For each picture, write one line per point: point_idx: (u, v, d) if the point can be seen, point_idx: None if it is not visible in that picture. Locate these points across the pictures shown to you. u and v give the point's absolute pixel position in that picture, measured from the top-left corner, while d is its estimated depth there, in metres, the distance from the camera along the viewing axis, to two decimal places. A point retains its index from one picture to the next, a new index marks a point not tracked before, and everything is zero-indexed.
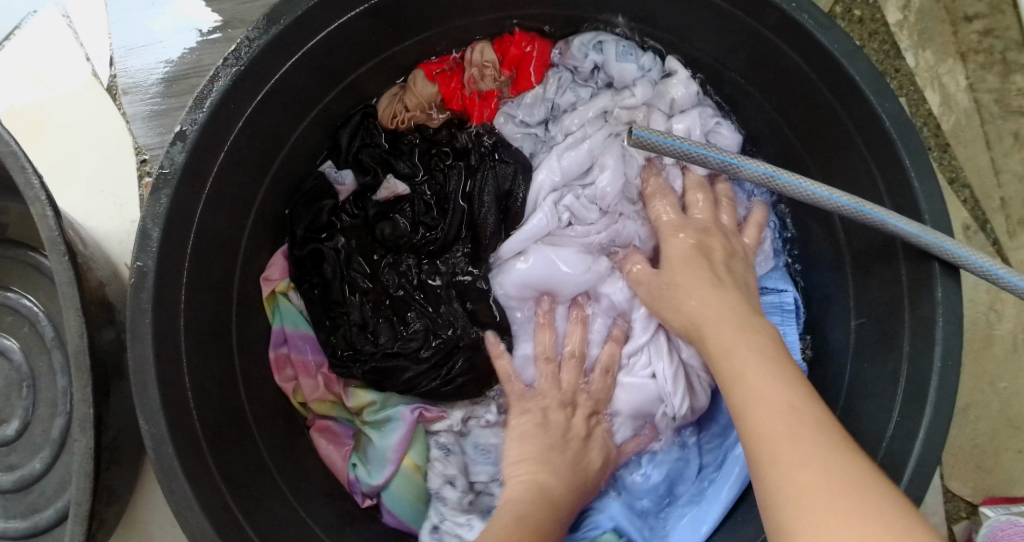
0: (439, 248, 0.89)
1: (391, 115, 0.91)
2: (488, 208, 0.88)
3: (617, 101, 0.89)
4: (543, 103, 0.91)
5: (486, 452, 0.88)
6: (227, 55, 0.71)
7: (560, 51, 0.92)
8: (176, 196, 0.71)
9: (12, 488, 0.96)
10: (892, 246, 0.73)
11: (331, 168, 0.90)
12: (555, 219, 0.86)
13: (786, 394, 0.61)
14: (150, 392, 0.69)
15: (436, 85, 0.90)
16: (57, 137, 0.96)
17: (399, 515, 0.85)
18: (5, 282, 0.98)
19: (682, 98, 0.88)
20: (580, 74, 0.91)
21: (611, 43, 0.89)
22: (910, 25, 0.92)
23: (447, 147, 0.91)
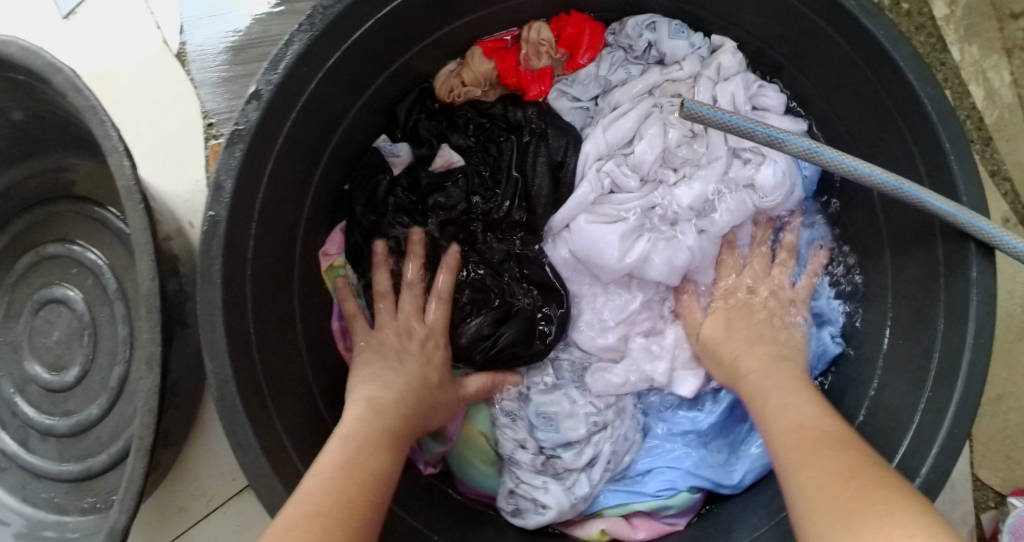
0: (492, 217, 0.92)
1: (448, 90, 0.93)
2: (535, 171, 0.92)
3: (665, 75, 0.92)
4: (595, 80, 0.94)
5: (551, 419, 0.90)
6: (302, 20, 0.74)
7: (616, 30, 0.94)
8: (248, 152, 0.74)
9: (68, 432, 1.01)
10: (931, 226, 0.75)
11: (387, 143, 0.93)
12: (599, 187, 0.90)
13: (807, 407, 0.71)
14: (216, 336, 0.73)
15: (492, 61, 0.93)
16: (130, 101, 1.01)
17: (472, 480, 0.91)
18: (70, 236, 1.03)
19: (730, 66, 0.90)
20: (633, 52, 0.94)
21: (663, 24, 0.92)
22: (956, 20, 0.94)
23: (500, 116, 0.94)
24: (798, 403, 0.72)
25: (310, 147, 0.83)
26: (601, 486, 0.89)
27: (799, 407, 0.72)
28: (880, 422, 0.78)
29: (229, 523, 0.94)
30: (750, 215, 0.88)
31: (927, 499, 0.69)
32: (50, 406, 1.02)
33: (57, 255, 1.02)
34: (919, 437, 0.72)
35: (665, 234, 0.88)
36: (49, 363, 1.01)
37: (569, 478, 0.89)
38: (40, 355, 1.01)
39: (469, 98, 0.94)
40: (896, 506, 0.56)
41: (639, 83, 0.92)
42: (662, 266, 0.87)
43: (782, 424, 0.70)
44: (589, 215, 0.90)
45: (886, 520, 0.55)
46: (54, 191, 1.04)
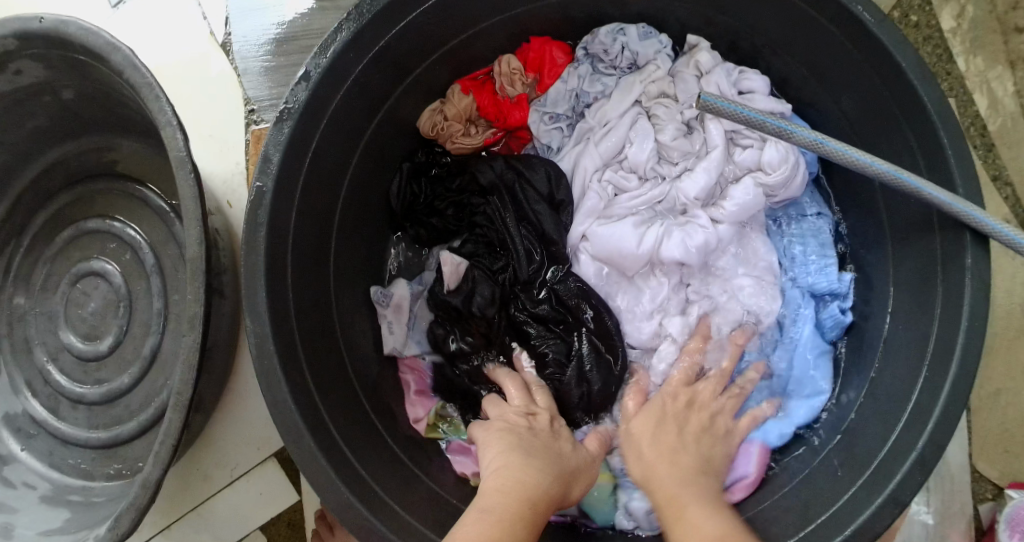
0: (525, 274, 0.95)
1: (431, 125, 0.98)
2: (536, 210, 0.95)
3: (643, 80, 0.97)
4: (570, 95, 0.98)
5: None
6: (350, 11, 0.80)
7: (586, 43, 0.98)
8: (295, 129, 0.79)
9: (99, 400, 1.04)
10: (929, 217, 0.79)
11: (379, 291, 0.97)
12: (605, 195, 0.95)
13: (715, 518, 0.68)
14: (258, 298, 0.76)
15: (471, 96, 0.98)
16: (176, 86, 1.06)
17: (599, 511, 0.88)
18: (111, 213, 1.07)
19: (703, 62, 0.95)
20: (604, 62, 0.98)
21: (632, 28, 0.96)
22: (963, 32, 0.99)
23: (479, 174, 0.97)
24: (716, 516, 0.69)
25: (350, 131, 0.88)
26: None
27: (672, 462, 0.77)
28: (880, 402, 0.81)
29: (252, 492, 0.97)
30: (761, 204, 0.91)
31: (923, 472, 0.72)
32: (82, 375, 1.05)
33: (97, 230, 1.06)
34: (916, 415, 0.75)
35: (680, 222, 0.91)
36: (84, 333, 1.05)
37: None
38: (76, 326, 1.05)
39: (451, 133, 0.98)
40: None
41: (618, 96, 0.97)
42: (678, 245, 0.89)
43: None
44: (597, 223, 0.93)
45: None
46: (97, 169, 1.09)
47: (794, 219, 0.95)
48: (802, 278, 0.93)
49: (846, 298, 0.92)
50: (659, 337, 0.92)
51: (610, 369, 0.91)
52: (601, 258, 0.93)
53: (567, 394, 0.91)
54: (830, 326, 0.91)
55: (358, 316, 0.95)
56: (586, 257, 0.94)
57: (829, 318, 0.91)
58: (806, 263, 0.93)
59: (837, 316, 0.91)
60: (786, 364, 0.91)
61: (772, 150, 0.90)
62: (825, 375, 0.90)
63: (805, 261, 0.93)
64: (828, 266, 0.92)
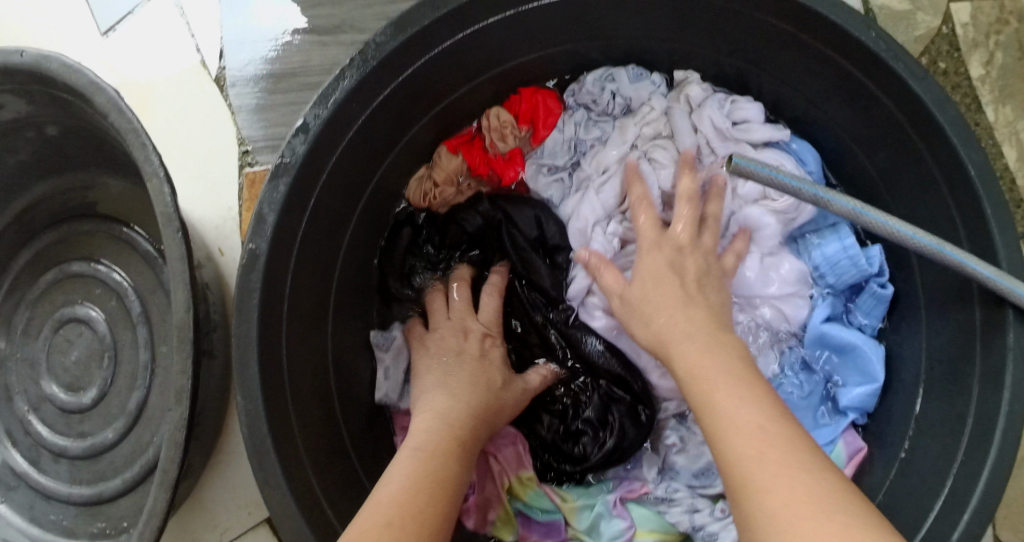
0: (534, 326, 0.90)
1: (422, 194, 0.93)
2: (524, 255, 0.90)
3: (636, 122, 0.91)
4: (568, 145, 0.93)
5: (702, 469, 0.84)
6: (354, 56, 0.74)
7: (573, 90, 0.94)
8: (292, 186, 0.73)
9: (82, 454, 0.99)
10: (969, 289, 0.75)
11: (379, 334, 0.92)
12: (610, 248, 0.87)
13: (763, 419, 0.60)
14: (251, 369, 0.71)
15: (461, 156, 0.93)
16: (163, 121, 1.01)
17: None
18: (96, 255, 1.02)
19: (697, 97, 0.90)
20: (597, 108, 0.93)
21: (621, 70, 0.92)
22: (991, 81, 0.96)
23: (473, 219, 0.91)
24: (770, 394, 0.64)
25: (353, 180, 0.83)
26: None
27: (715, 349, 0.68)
28: (914, 483, 0.77)
29: None
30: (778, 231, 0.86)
31: None
32: (65, 427, 1.00)
33: (81, 274, 1.01)
34: (953, 502, 0.71)
35: None
36: (67, 383, 1.00)
37: None
38: (58, 375, 1.00)
39: (445, 199, 0.93)
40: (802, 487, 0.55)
41: (614, 141, 0.91)
42: None
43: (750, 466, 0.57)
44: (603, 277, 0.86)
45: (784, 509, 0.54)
46: (79, 208, 1.03)
47: (812, 234, 0.89)
48: (834, 278, 0.86)
49: (880, 271, 0.86)
50: None
51: (636, 416, 0.86)
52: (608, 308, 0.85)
53: (592, 441, 0.87)
54: (870, 307, 0.86)
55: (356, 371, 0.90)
56: (593, 309, 0.86)
57: (871, 297, 0.85)
58: (835, 262, 0.85)
59: (877, 294, 0.85)
60: (836, 352, 0.85)
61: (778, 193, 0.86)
62: (878, 362, 0.84)
63: (838, 262, 0.85)
64: (848, 243, 0.85)
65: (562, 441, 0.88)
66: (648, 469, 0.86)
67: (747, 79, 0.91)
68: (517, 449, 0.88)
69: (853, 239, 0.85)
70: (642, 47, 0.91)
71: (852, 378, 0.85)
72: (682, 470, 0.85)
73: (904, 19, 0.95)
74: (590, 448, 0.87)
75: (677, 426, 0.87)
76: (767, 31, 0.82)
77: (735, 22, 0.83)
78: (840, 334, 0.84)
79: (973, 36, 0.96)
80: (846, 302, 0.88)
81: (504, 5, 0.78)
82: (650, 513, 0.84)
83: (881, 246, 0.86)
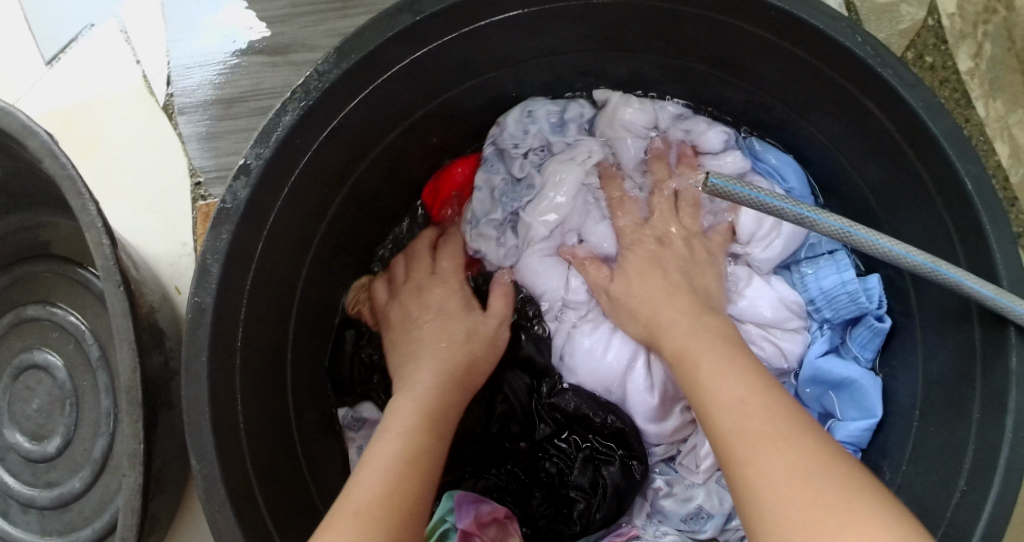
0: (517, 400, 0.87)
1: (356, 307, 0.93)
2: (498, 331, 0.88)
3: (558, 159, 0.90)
4: (492, 198, 0.91)
5: (696, 514, 0.81)
6: (295, 88, 0.69)
7: (493, 137, 0.92)
8: (237, 232, 0.69)
9: (50, 505, 0.96)
10: (968, 306, 0.70)
11: (349, 415, 0.90)
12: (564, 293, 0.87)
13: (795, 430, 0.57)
14: (203, 434, 0.67)
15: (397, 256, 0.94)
16: (111, 154, 0.96)
17: None
18: (51, 298, 0.98)
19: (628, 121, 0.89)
20: (512, 154, 0.91)
21: (539, 109, 0.90)
22: (981, 74, 0.91)
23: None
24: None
25: (306, 219, 0.79)
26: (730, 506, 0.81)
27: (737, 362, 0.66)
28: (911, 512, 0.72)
29: None
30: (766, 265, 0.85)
31: None
32: (31, 477, 0.96)
33: (37, 318, 0.97)
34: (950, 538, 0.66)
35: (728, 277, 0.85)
36: (29, 432, 0.96)
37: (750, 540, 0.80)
38: (21, 423, 0.96)
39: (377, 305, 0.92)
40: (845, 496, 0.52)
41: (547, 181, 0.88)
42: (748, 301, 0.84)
43: (719, 400, 0.62)
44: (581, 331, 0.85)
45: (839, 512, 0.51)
46: (34, 249, 1.00)
47: (806, 261, 0.86)
48: (831, 311, 0.83)
49: (879, 304, 0.82)
50: (681, 430, 0.83)
51: (629, 473, 0.81)
52: (584, 362, 0.84)
53: (583, 498, 0.81)
54: (866, 341, 0.82)
55: (317, 417, 0.86)
56: (571, 366, 0.85)
57: (866, 330, 0.81)
58: (832, 296, 0.83)
59: (875, 328, 0.81)
60: (833, 388, 0.81)
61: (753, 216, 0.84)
62: (876, 396, 0.80)
63: (835, 296, 0.83)
64: (846, 276, 0.83)
65: (555, 521, 0.82)
66: (637, 512, 0.84)
67: (722, 86, 0.86)
68: (501, 522, 0.80)
69: (851, 272, 0.83)
70: (608, 57, 0.86)
71: (849, 413, 0.81)
72: (671, 513, 0.82)
73: (887, 12, 0.91)
74: (587, 518, 0.80)
75: (665, 469, 0.85)
76: (743, 38, 0.77)
77: (708, 27, 0.77)
78: (835, 368, 0.80)
79: (960, 27, 0.91)
80: (840, 335, 0.84)
81: (456, 22, 0.73)
82: None
83: (879, 275, 0.82)
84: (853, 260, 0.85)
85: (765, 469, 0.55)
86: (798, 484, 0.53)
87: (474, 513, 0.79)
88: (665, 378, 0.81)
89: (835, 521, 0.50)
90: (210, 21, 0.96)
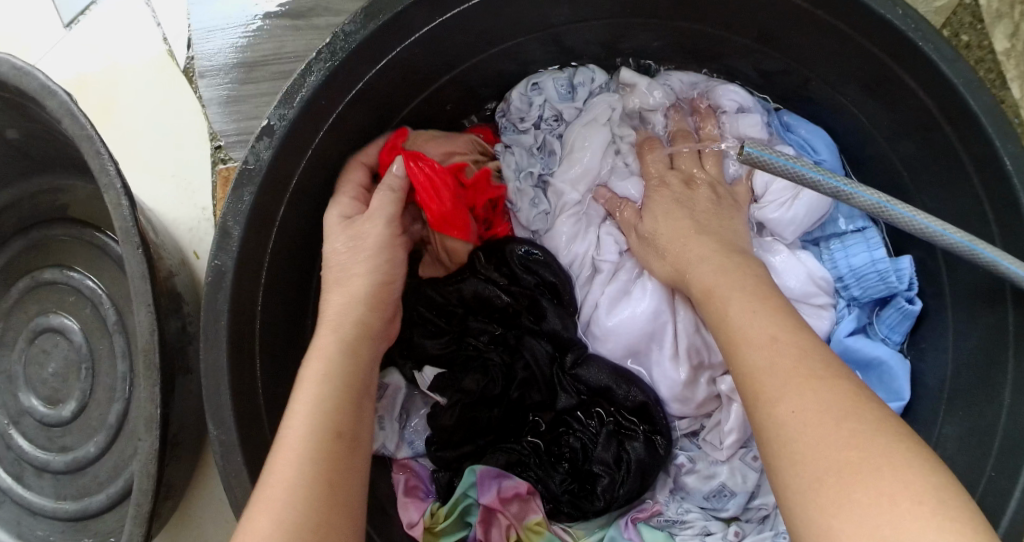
0: (541, 370, 0.83)
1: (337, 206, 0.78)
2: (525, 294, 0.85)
3: (580, 125, 0.89)
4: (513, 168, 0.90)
5: (720, 494, 0.80)
6: (321, 49, 0.68)
7: (503, 110, 0.92)
8: (258, 195, 0.68)
9: (64, 469, 0.96)
10: (1003, 288, 0.69)
11: None
12: (589, 261, 0.87)
13: (834, 386, 0.54)
14: (222, 398, 0.67)
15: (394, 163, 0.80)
16: (131, 118, 0.95)
17: None
18: (68, 262, 0.97)
19: (648, 92, 0.89)
20: (525, 125, 0.91)
21: (546, 80, 0.89)
22: (1018, 54, 0.89)
23: (434, 295, 0.85)
24: (771, 315, 0.63)
25: (327, 184, 0.78)
26: (753, 485, 0.80)
27: (766, 313, 0.63)
28: None
29: None
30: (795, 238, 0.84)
31: None
32: (46, 441, 0.96)
33: (54, 283, 0.97)
34: None
35: (760, 244, 0.84)
36: (45, 396, 0.95)
37: (770, 521, 0.79)
38: (36, 387, 0.96)
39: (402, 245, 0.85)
40: (882, 457, 0.49)
41: (576, 148, 0.88)
42: (788, 269, 0.82)
43: (751, 334, 0.61)
44: (607, 303, 0.84)
45: (871, 477, 0.48)
46: (52, 213, 0.99)
47: (835, 237, 0.84)
48: (859, 290, 0.82)
49: (909, 285, 0.80)
50: (707, 405, 0.83)
51: (653, 448, 0.80)
52: (616, 335, 0.82)
53: (602, 472, 0.80)
54: (895, 323, 0.80)
55: None
56: (598, 337, 0.84)
57: (896, 310, 0.80)
58: (861, 274, 0.81)
59: (904, 310, 0.79)
60: (860, 368, 0.80)
61: (777, 182, 0.84)
62: (904, 378, 0.78)
63: (864, 274, 0.81)
64: (877, 255, 0.81)
65: (578, 497, 0.81)
66: (659, 489, 0.83)
67: (753, 59, 0.84)
68: (523, 498, 0.80)
69: (882, 251, 0.82)
70: (637, 25, 0.84)
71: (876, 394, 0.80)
72: (693, 491, 0.81)
73: None
74: (610, 494, 0.79)
75: (688, 446, 0.84)
76: (778, 8, 0.75)
77: None
78: (864, 348, 0.79)
79: (998, 6, 0.89)
80: (869, 315, 0.82)
81: None
82: (662, 535, 0.79)
83: (911, 257, 0.80)
84: (882, 238, 0.84)
85: (795, 403, 0.54)
86: (829, 415, 0.52)
87: (497, 489, 0.79)
88: (696, 348, 0.81)
89: (864, 458, 0.49)
90: None
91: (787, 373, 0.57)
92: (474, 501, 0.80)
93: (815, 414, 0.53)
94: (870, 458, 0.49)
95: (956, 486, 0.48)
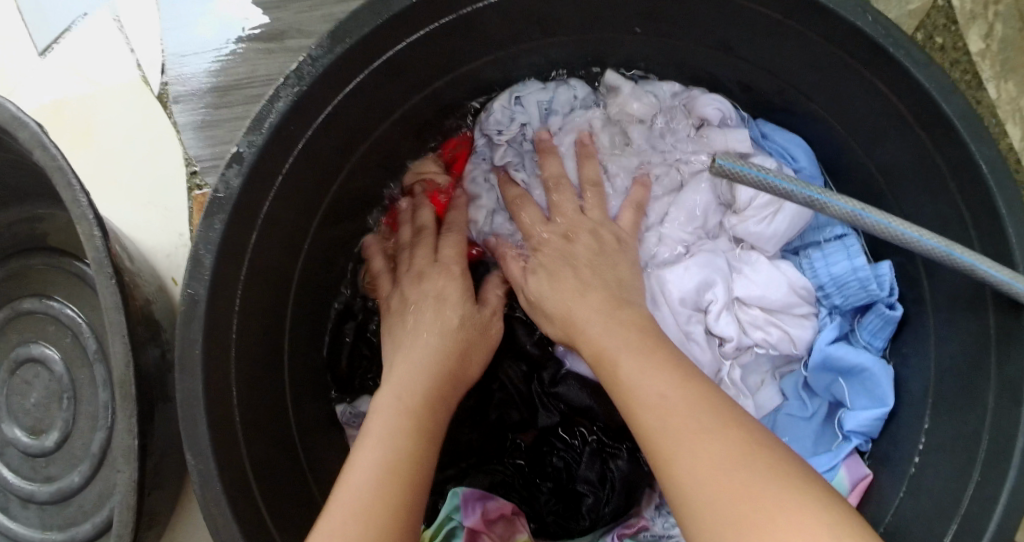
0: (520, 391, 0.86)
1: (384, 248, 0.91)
2: None
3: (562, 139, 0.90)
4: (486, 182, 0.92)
5: None
6: (288, 74, 0.67)
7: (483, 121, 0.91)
8: (229, 222, 0.67)
9: (49, 499, 0.95)
10: (983, 293, 0.68)
11: (347, 409, 0.89)
12: None
13: (723, 434, 0.56)
14: (198, 429, 0.66)
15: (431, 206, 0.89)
16: (105, 144, 0.95)
17: None
18: (49, 291, 0.97)
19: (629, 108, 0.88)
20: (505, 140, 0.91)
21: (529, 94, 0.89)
22: (992, 55, 0.89)
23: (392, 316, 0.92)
24: None
25: (300, 207, 0.77)
26: None
27: (653, 368, 0.64)
28: (925, 507, 0.70)
29: None
30: (772, 249, 0.84)
31: None
32: (30, 471, 0.96)
33: (34, 312, 0.96)
34: (965, 535, 0.64)
35: (736, 257, 0.84)
36: (27, 427, 0.95)
37: None
38: (19, 417, 0.95)
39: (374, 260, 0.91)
40: (790, 501, 0.51)
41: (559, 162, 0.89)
42: (765, 279, 0.82)
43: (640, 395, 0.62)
44: None
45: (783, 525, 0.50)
46: (31, 242, 0.99)
47: (814, 246, 0.84)
48: (841, 298, 0.81)
49: (890, 292, 0.80)
50: None
51: (637, 465, 0.81)
52: None
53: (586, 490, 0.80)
54: (876, 329, 0.80)
55: (317, 413, 0.85)
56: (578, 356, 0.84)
57: (877, 317, 0.79)
58: (842, 282, 0.81)
59: (886, 316, 0.79)
60: (842, 376, 0.79)
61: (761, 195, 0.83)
62: (887, 385, 0.78)
63: (846, 282, 0.81)
64: (858, 263, 0.81)
65: (564, 518, 0.81)
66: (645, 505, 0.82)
67: (725, 66, 0.84)
68: (508, 518, 0.79)
69: (862, 258, 0.81)
70: (610, 37, 0.84)
71: (859, 403, 0.79)
72: None
73: None
74: (596, 513, 0.80)
75: None
76: (749, 17, 0.74)
77: (713, 8, 0.75)
78: (847, 356, 0.78)
79: (971, 7, 0.89)
80: (849, 323, 0.82)
81: (452, 5, 0.71)
82: None
83: (892, 263, 0.80)
84: (861, 245, 0.84)
85: (692, 463, 0.55)
86: (727, 467, 0.53)
87: (481, 510, 0.78)
88: None
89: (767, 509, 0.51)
90: (206, 7, 0.95)
91: (680, 431, 0.57)
92: (459, 524, 0.78)
93: (716, 469, 0.54)
94: (773, 505, 0.51)
95: (863, 532, 0.50)
